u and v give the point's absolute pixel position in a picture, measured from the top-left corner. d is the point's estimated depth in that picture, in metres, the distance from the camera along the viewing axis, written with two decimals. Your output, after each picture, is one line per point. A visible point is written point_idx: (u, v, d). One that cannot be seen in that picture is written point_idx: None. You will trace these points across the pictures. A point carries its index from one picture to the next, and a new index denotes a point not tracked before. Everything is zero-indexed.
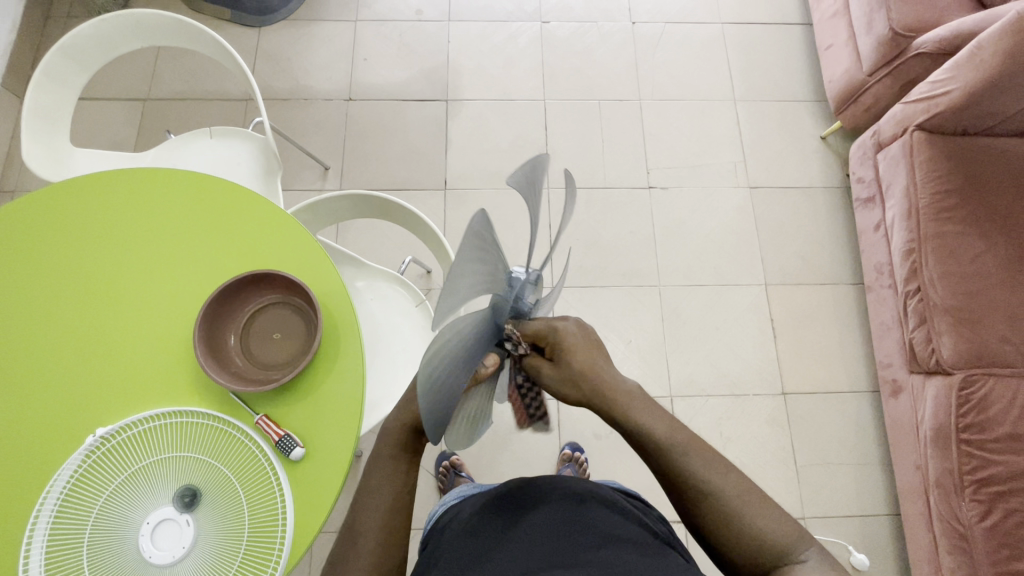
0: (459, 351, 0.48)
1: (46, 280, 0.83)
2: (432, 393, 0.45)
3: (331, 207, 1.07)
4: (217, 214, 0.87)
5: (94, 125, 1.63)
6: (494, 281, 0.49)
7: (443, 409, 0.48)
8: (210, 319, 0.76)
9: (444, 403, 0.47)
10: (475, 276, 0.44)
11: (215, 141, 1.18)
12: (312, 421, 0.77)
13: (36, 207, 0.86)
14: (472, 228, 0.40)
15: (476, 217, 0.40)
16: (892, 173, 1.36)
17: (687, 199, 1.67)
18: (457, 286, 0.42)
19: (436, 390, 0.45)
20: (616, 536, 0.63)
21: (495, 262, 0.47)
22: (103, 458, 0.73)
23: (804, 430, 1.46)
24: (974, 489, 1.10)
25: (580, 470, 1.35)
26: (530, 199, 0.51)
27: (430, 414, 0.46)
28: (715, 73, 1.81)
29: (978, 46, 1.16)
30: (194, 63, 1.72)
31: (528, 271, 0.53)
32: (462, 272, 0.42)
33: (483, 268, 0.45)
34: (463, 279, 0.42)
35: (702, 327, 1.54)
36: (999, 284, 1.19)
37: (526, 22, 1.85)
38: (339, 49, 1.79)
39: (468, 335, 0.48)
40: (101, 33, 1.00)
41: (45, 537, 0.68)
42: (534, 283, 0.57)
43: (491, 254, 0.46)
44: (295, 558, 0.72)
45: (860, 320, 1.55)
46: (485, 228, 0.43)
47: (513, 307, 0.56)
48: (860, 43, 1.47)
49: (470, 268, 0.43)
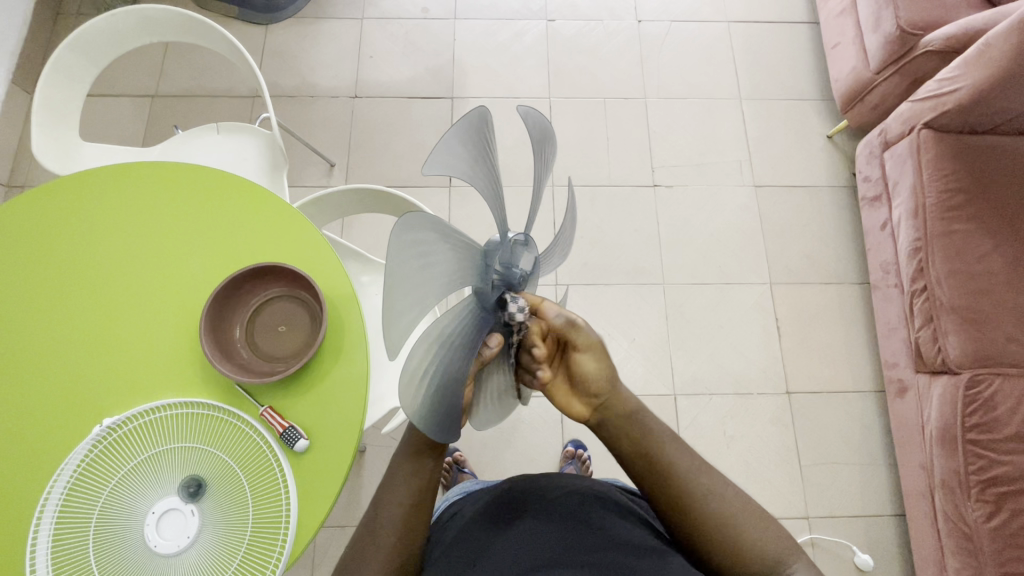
0: (445, 351, 0.49)
1: (56, 271, 0.84)
2: (419, 398, 0.47)
3: (337, 201, 1.07)
4: (225, 206, 0.87)
5: (103, 121, 1.64)
6: (462, 271, 0.49)
7: (442, 405, 0.50)
8: (217, 311, 0.76)
9: (439, 400, 0.49)
10: (429, 273, 0.45)
11: (223, 136, 1.19)
12: (315, 415, 0.77)
13: (48, 199, 0.87)
14: (396, 243, 0.40)
15: (400, 225, 0.40)
16: (899, 171, 1.35)
17: (693, 198, 1.66)
18: (406, 294, 0.43)
19: (427, 393, 0.48)
20: (620, 537, 0.63)
21: (449, 255, 0.46)
22: (111, 448, 0.73)
23: (809, 430, 1.45)
24: (980, 489, 1.09)
25: (584, 468, 1.35)
26: (477, 168, 0.51)
27: (428, 413, 0.49)
28: (721, 71, 1.81)
29: (986, 44, 1.16)
30: (202, 59, 1.73)
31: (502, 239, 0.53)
32: (405, 283, 0.42)
33: (436, 265, 0.45)
34: (410, 289, 0.43)
35: (707, 325, 1.54)
36: (1006, 284, 1.18)
37: (531, 20, 1.86)
38: (345, 47, 1.80)
39: (450, 333, 0.49)
40: (110, 28, 1.01)
41: (51, 528, 0.69)
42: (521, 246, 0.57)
43: (440, 248, 0.46)
44: (299, 548, 0.73)
45: (865, 320, 1.55)
46: (427, 228, 0.43)
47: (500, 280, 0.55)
48: (867, 41, 1.46)
49: (414, 273, 0.43)
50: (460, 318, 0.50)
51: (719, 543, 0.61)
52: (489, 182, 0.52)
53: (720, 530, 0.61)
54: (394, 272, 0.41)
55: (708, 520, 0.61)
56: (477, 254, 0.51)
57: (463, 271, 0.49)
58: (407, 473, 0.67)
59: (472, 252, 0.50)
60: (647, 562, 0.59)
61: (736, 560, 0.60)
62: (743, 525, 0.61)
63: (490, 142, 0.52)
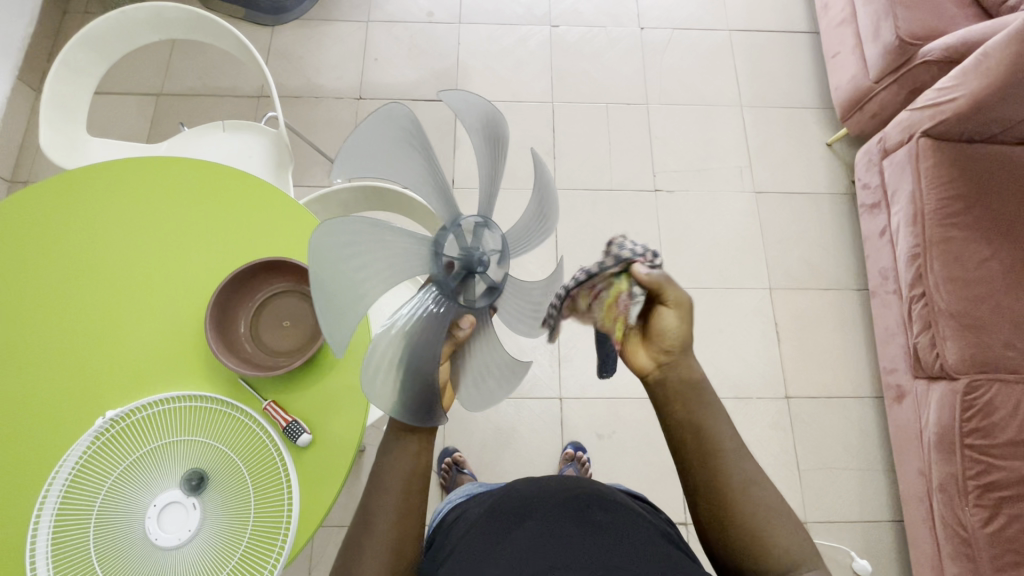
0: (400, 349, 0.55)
1: (62, 264, 0.84)
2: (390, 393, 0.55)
3: (342, 199, 1.08)
4: (232, 201, 0.88)
5: (108, 119, 1.65)
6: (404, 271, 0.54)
7: (404, 391, 0.56)
8: (221, 307, 0.77)
9: (404, 390, 0.56)
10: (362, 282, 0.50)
11: (228, 134, 1.19)
12: (319, 411, 0.78)
13: (54, 192, 0.88)
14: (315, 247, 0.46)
15: (315, 245, 0.46)
16: (897, 179, 1.36)
17: (693, 203, 1.68)
18: (335, 298, 0.49)
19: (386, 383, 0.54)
20: (626, 541, 0.62)
21: (382, 261, 0.52)
22: (111, 441, 0.73)
23: (808, 434, 1.45)
24: (978, 494, 1.10)
25: (583, 470, 1.35)
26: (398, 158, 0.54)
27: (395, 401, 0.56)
28: (722, 78, 1.83)
29: (984, 54, 1.18)
30: (208, 59, 1.74)
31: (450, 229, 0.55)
32: (328, 275, 0.48)
33: (373, 269, 0.51)
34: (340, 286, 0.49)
35: (707, 329, 1.54)
36: (1005, 290, 1.20)
37: (536, 26, 1.87)
38: (351, 49, 1.82)
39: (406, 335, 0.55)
40: (120, 24, 1.02)
41: (52, 519, 0.69)
42: (476, 232, 0.55)
43: (372, 255, 0.51)
44: (299, 546, 0.73)
45: (863, 325, 1.56)
46: (344, 226, 0.48)
47: (465, 267, 0.55)
48: (867, 50, 1.48)
49: (338, 267, 0.48)
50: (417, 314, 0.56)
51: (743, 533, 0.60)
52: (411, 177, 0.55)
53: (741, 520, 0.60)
54: (318, 265, 0.48)
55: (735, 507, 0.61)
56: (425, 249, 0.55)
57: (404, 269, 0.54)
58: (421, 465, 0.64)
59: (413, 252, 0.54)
60: (650, 564, 0.58)
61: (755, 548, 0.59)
62: (758, 515, 0.60)
63: (407, 132, 0.53)
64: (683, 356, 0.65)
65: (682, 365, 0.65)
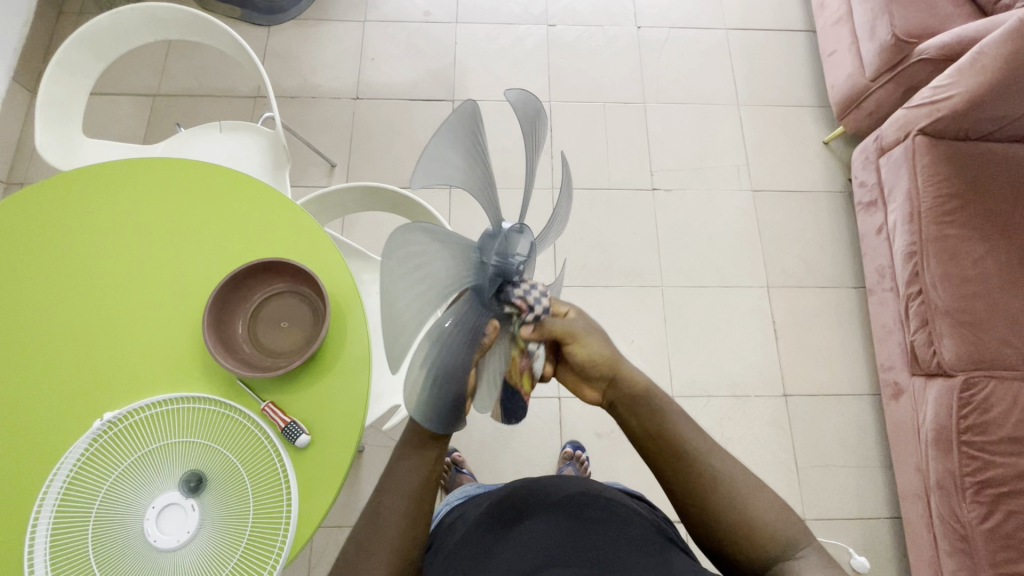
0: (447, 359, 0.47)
1: (59, 266, 0.84)
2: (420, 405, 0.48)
3: (340, 199, 1.08)
4: (229, 201, 0.88)
5: (104, 120, 1.64)
6: (461, 274, 0.47)
7: (435, 402, 0.49)
8: (219, 307, 0.77)
9: (437, 402, 0.49)
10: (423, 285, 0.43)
11: (225, 134, 1.19)
12: (318, 411, 0.78)
13: (50, 194, 0.87)
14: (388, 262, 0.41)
15: (388, 245, 0.40)
16: (894, 177, 1.37)
17: (690, 201, 1.68)
18: (397, 305, 0.41)
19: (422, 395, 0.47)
20: (622, 537, 0.62)
21: (446, 263, 0.45)
22: (109, 444, 0.73)
23: (806, 432, 1.46)
24: (975, 490, 1.10)
25: (581, 469, 1.35)
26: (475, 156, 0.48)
27: (423, 411, 0.49)
28: (719, 77, 1.83)
29: (979, 53, 1.18)
30: (204, 59, 1.73)
31: (501, 231, 0.51)
32: (396, 280, 0.41)
33: (433, 271, 0.44)
34: (404, 295, 0.42)
35: (705, 328, 1.55)
36: (1001, 288, 1.20)
37: (533, 25, 1.87)
38: (347, 49, 1.81)
39: (454, 344, 0.48)
40: (114, 25, 1.01)
41: (50, 521, 0.69)
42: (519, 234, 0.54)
43: (435, 256, 0.44)
44: (299, 546, 0.73)
45: (861, 323, 1.56)
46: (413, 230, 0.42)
47: (503, 270, 0.53)
48: (863, 49, 1.48)
49: (408, 274, 0.42)
50: (465, 320, 0.49)
51: (733, 527, 0.60)
52: (484, 180, 0.50)
53: (729, 512, 0.60)
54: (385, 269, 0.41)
55: (723, 502, 0.61)
56: (477, 252, 0.49)
57: (463, 271, 0.47)
58: (420, 466, 0.64)
59: (468, 253, 0.48)
60: (645, 559, 0.59)
61: (746, 538, 0.59)
62: (752, 508, 0.60)
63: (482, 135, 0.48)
64: (615, 377, 0.66)
65: (620, 384, 0.66)
